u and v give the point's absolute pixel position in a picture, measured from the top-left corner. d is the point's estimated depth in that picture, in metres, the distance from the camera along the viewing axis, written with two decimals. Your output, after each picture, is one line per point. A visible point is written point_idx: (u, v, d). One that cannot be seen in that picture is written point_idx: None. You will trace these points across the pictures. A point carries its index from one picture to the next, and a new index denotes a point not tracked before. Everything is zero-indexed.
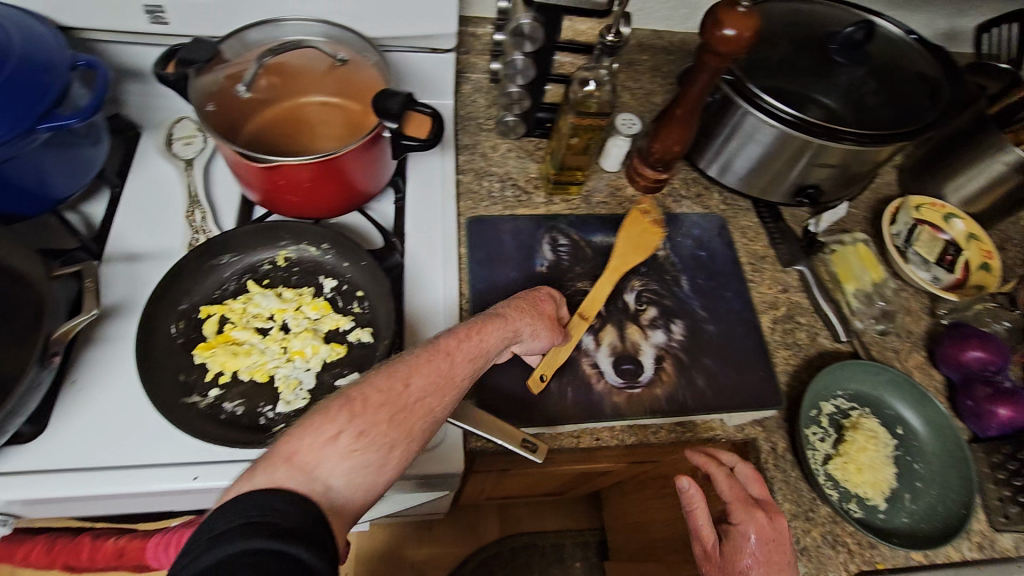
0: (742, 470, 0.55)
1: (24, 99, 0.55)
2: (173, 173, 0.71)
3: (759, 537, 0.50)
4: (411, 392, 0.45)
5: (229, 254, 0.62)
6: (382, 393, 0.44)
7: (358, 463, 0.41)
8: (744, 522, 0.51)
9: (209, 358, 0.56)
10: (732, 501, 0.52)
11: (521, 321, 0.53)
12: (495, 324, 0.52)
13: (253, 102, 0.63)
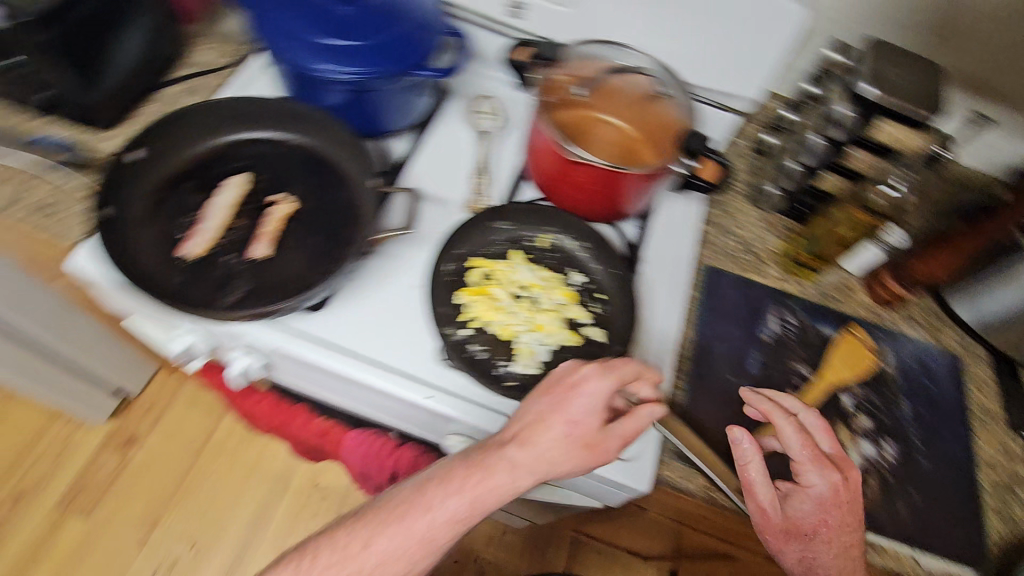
0: (809, 420, 0.58)
1: (413, 52, 0.66)
2: (467, 138, 0.79)
3: (829, 497, 0.54)
4: (439, 514, 0.51)
5: (506, 221, 0.68)
6: (452, 500, 0.52)
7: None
8: (813, 473, 0.55)
9: (471, 303, 0.62)
10: (803, 458, 0.55)
11: (525, 457, 0.51)
12: (497, 468, 0.52)
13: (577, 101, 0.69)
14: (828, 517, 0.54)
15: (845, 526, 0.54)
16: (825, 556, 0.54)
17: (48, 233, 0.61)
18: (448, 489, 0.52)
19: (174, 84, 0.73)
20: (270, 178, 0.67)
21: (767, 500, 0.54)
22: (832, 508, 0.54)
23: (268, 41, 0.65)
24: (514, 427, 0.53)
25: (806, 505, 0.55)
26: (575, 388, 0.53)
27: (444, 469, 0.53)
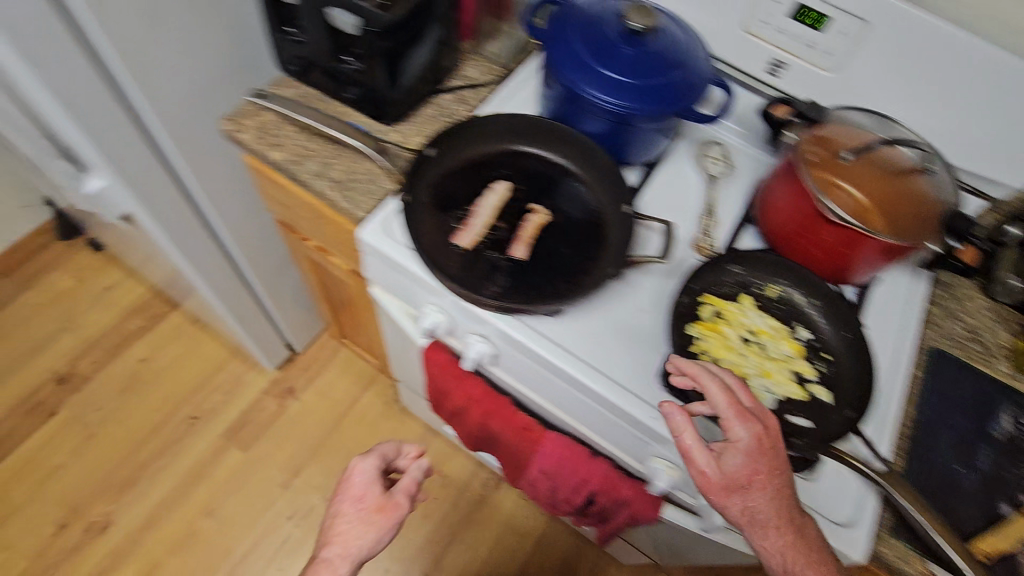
0: (728, 378, 0.58)
1: (684, 97, 0.70)
2: (695, 178, 0.82)
3: (765, 466, 0.55)
4: (332, 549, 0.67)
5: (738, 266, 0.70)
6: (365, 480, 0.73)
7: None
8: (738, 427, 0.55)
9: (705, 338, 0.65)
10: (727, 414, 0.55)
11: (354, 510, 0.70)
12: (337, 539, 0.68)
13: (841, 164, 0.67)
14: (745, 455, 0.54)
15: (772, 471, 0.55)
16: (762, 503, 0.55)
17: (345, 207, 0.71)
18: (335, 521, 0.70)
19: (448, 94, 0.83)
20: (527, 187, 0.73)
21: (704, 463, 0.55)
22: (760, 457, 0.55)
23: (553, 63, 0.72)
24: (346, 503, 0.71)
25: (738, 459, 0.54)
26: (361, 462, 0.74)
27: (326, 527, 0.70)
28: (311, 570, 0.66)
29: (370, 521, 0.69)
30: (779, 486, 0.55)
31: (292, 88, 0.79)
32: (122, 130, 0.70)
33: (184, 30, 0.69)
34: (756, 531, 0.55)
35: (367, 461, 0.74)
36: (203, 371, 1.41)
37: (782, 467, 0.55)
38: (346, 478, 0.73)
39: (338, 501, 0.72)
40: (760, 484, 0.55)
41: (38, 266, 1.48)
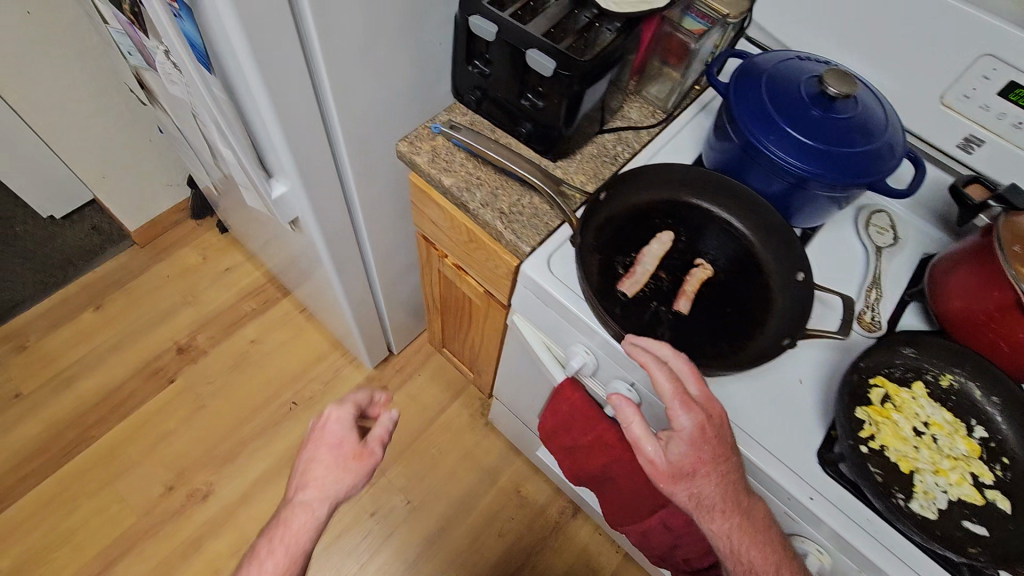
0: (676, 364, 0.61)
1: (872, 170, 0.67)
2: (857, 247, 0.79)
3: (699, 446, 0.58)
4: (309, 492, 0.63)
5: (911, 348, 0.67)
6: (331, 434, 0.67)
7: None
8: (682, 416, 0.58)
9: (876, 423, 0.62)
10: (669, 403, 0.58)
11: (328, 452, 0.66)
12: (315, 467, 0.65)
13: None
14: (694, 447, 0.58)
15: (714, 455, 0.59)
16: (708, 487, 0.60)
17: (509, 239, 0.73)
18: (299, 476, 0.66)
19: (610, 134, 0.84)
20: (689, 239, 0.72)
21: (653, 453, 0.61)
22: (704, 445, 0.58)
23: (736, 115, 0.71)
24: (321, 450, 0.66)
25: (682, 447, 0.59)
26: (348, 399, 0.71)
27: (295, 480, 0.66)
28: (287, 512, 0.63)
29: (327, 483, 0.63)
30: (725, 476, 0.60)
31: (463, 115, 0.82)
32: (316, 144, 0.75)
33: (384, 57, 0.73)
34: (704, 514, 0.61)
35: (349, 400, 0.71)
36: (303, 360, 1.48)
37: (710, 438, 0.58)
38: (317, 427, 0.69)
39: (306, 454, 0.67)
40: (693, 466, 0.59)
41: (171, 241, 1.60)
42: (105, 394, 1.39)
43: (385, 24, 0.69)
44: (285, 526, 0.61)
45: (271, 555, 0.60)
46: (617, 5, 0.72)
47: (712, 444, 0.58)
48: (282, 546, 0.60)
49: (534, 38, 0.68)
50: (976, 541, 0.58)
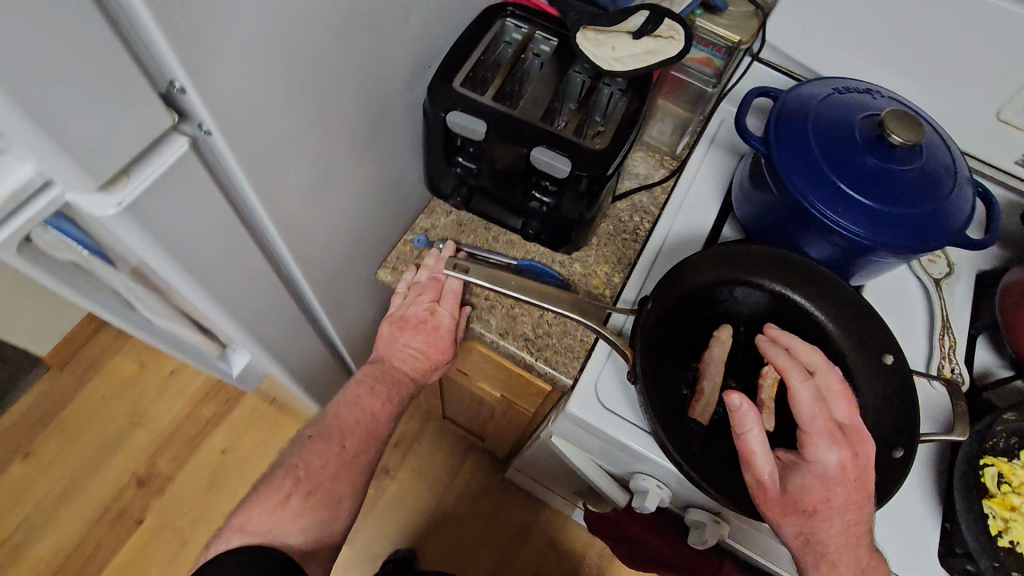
0: (826, 382, 0.53)
1: (955, 222, 0.57)
2: (912, 284, 0.70)
3: (834, 481, 0.50)
4: (403, 364, 0.62)
5: (1014, 412, 0.58)
6: (416, 339, 0.62)
7: (333, 498, 0.57)
8: (826, 448, 0.50)
9: (1003, 518, 0.55)
10: (811, 429, 0.51)
11: (422, 345, 0.62)
12: (413, 347, 0.62)
13: None
14: (826, 480, 0.50)
15: (848, 502, 0.50)
16: (824, 531, 0.51)
17: (544, 370, 0.61)
18: (398, 343, 0.63)
19: (622, 201, 0.71)
20: (748, 330, 0.62)
21: (768, 473, 0.50)
22: (839, 485, 0.50)
23: (782, 172, 0.59)
24: (415, 337, 0.62)
25: (808, 480, 0.50)
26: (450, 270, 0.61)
27: (386, 351, 0.63)
28: (388, 362, 0.63)
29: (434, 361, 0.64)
30: (853, 523, 0.50)
31: (447, 214, 0.67)
32: (279, 307, 0.58)
33: (346, 182, 0.57)
34: (808, 552, 0.52)
35: (434, 266, 0.62)
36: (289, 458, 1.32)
37: (848, 477, 0.50)
38: (413, 305, 0.61)
39: (407, 331, 0.62)
40: (813, 500, 0.50)
41: (98, 352, 1.37)
42: (66, 552, 1.20)
43: (343, 149, 0.53)
44: (388, 379, 0.62)
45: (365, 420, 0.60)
46: (618, 64, 0.57)
47: (854, 485, 0.50)
48: (388, 398, 0.62)
49: (533, 129, 0.54)
50: None
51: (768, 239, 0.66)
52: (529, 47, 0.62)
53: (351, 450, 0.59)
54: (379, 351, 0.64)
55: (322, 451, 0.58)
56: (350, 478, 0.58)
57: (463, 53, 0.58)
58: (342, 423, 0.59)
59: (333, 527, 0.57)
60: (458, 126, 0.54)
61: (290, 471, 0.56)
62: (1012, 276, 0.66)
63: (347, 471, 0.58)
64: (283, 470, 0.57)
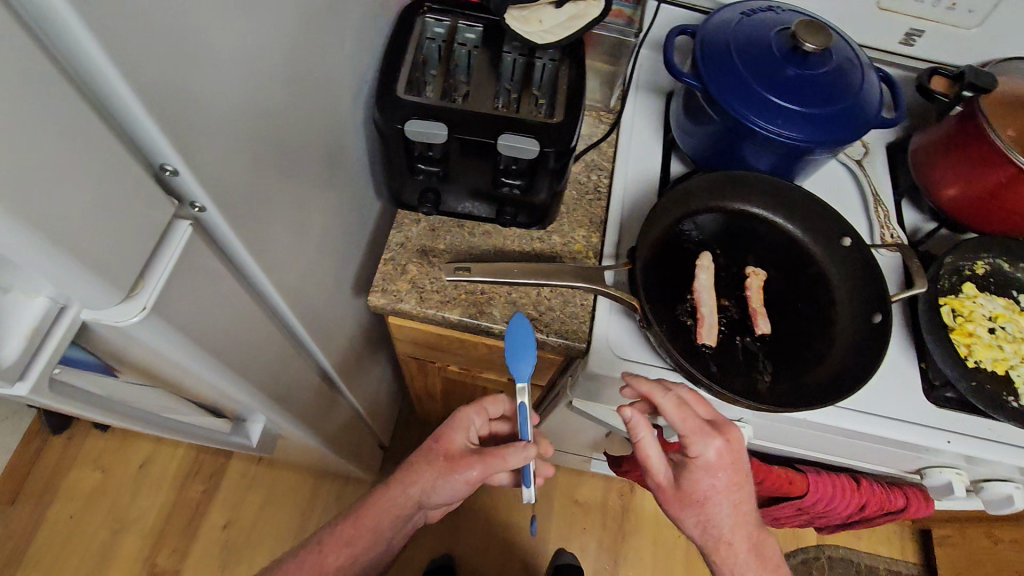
0: (686, 395, 0.57)
1: (871, 106, 0.64)
2: (840, 171, 0.79)
3: (714, 471, 0.56)
4: (411, 489, 0.63)
5: (951, 256, 0.68)
6: (413, 486, 0.63)
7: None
8: (701, 445, 0.55)
9: (966, 344, 0.64)
10: (687, 430, 0.54)
11: (427, 475, 0.62)
12: (426, 469, 0.62)
13: (999, 101, 0.67)
14: (709, 471, 0.56)
15: (730, 486, 0.57)
16: (720, 516, 0.58)
17: (558, 343, 0.62)
18: (434, 472, 0.62)
19: (577, 163, 0.73)
20: (726, 251, 0.67)
21: (663, 473, 0.59)
22: (720, 471, 0.56)
23: (719, 99, 0.63)
24: (435, 446, 0.63)
25: (695, 475, 0.57)
26: (509, 459, 0.58)
27: (425, 478, 0.62)
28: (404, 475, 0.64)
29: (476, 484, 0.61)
30: (737, 498, 0.58)
31: (418, 222, 0.66)
32: (287, 360, 0.56)
33: (320, 218, 0.54)
34: (710, 537, 0.60)
35: (494, 413, 0.67)
36: (296, 510, 1.28)
37: (726, 464, 0.56)
38: (452, 444, 0.62)
39: (437, 467, 0.62)
40: (703, 488, 0.57)
41: (48, 475, 1.25)
42: None
43: (312, 183, 0.51)
44: (392, 505, 0.64)
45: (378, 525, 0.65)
46: (550, 35, 0.59)
47: (730, 473, 0.56)
48: (386, 513, 0.65)
49: (491, 118, 0.55)
50: None
51: (717, 163, 0.71)
52: (454, 39, 0.62)
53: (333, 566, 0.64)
54: (412, 480, 0.63)
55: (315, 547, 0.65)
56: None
57: (396, 59, 0.57)
58: (350, 525, 0.66)
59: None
60: (419, 134, 0.54)
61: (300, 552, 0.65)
62: (917, 142, 0.76)
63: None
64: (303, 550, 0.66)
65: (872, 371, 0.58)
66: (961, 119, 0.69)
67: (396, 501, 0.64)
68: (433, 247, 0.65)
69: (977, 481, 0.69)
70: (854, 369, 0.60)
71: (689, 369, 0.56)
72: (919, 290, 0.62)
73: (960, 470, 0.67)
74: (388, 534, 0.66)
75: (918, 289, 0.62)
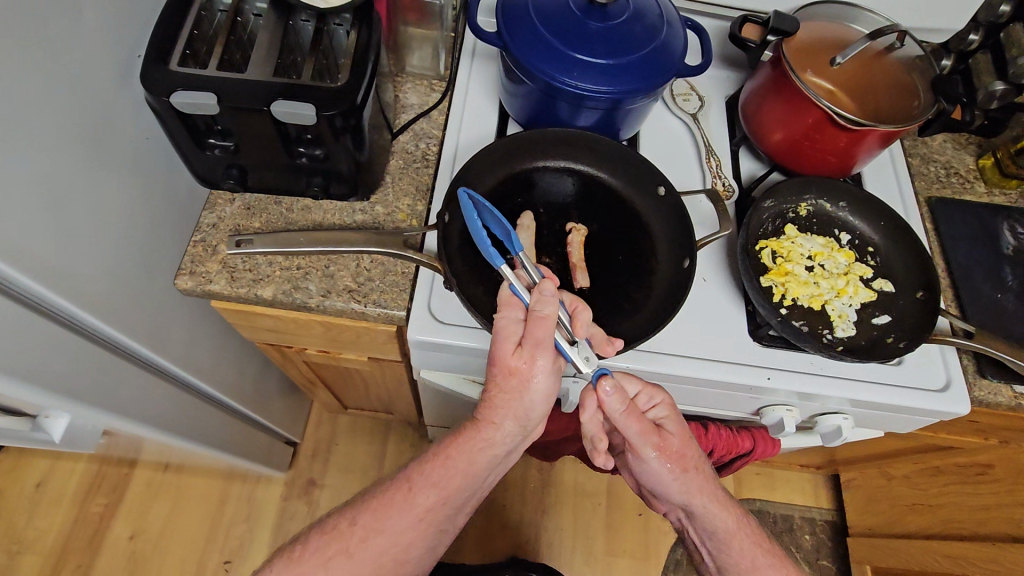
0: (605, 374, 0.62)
1: (673, 55, 0.64)
2: (677, 125, 0.80)
3: (677, 432, 0.61)
4: (505, 422, 0.55)
5: (771, 200, 0.70)
6: (507, 421, 0.55)
7: (422, 534, 0.57)
8: (655, 397, 0.61)
9: (782, 283, 0.67)
10: (641, 387, 0.61)
11: (501, 394, 0.54)
12: (502, 396, 0.54)
13: (800, 49, 0.72)
14: (677, 431, 0.61)
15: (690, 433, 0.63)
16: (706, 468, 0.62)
17: (376, 312, 0.62)
18: (510, 390, 0.53)
19: (404, 133, 0.72)
20: (548, 210, 0.68)
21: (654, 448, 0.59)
22: (681, 416, 0.62)
23: (521, 58, 0.63)
24: (496, 373, 0.53)
25: (671, 432, 0.61)
26: (546, 312, 0.50)
27: (501, 406, 0.54)
28: (484, 425, 0.56)
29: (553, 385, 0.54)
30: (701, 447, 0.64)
31: (232, 201, 0.65)
32: (78, 352, 0.53)
33: (95, 200, 0.52)
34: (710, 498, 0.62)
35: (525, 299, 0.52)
36: (204, 515, 1.26)
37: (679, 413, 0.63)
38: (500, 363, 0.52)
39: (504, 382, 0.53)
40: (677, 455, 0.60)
41: None
42: None
43: (66, 162, 0.49)
44: (473, 449, 0.57)
45: (473, 462, 0.57)
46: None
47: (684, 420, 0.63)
48: (475, 458, 0.57)
49: (267, 86, 0.54)
50: (889, 330, 0.66)
51: (542, 125, 0.71)
52: (243, 9, 0.61)
53: (453, 505, 0.58)
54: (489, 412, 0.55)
55: (411, 481, 0.58)
56: (429, 516, 0.57)
57: (167, 30, 0.55)
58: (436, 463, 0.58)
59: (419, 544, 0.58)
60: (188, 106, 0.52)
61: (395, 489, 0.58)
62: (745, 92, 0.77)
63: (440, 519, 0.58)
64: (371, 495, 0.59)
65: (674, 314, 0.59)
66: (771, 65, 0.72)
67: (495, 439, 0.56)
68: (247, 226, 0.64)
69: (812, 416, 0.72)
70: (662, 314, 0.61)
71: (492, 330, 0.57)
72: (723, 233, 0.64)
73: (790, 406, 0.69)
74: (487, 468, 0.58)
75: (723, 232, 0.64)
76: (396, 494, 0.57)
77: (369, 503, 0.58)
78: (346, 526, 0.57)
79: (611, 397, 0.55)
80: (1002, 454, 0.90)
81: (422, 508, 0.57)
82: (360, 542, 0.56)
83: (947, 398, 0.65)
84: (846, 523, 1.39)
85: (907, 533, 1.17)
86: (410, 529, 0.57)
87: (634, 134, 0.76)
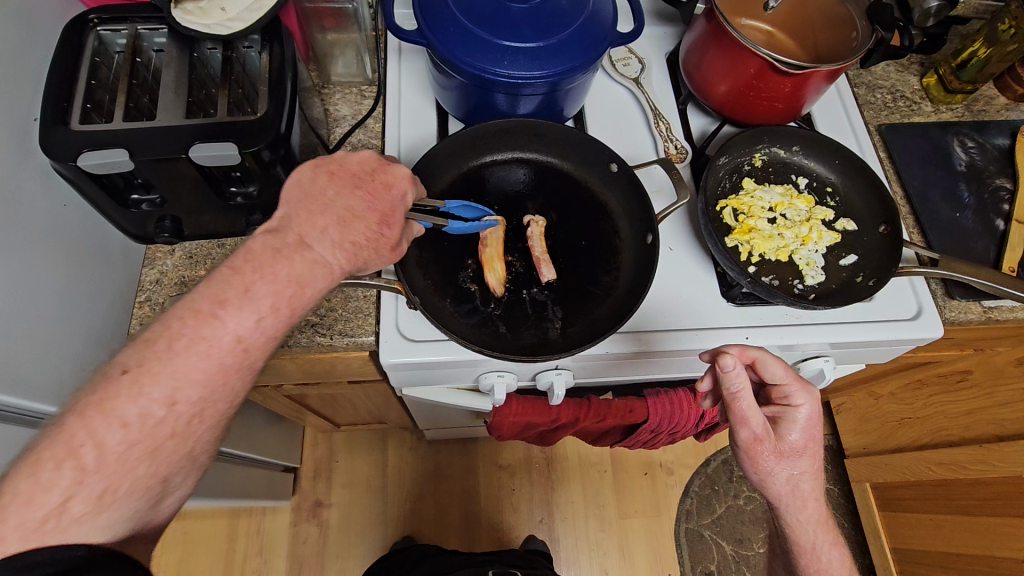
0: None
1: (602, 25, 0.62)
2: (621, 93, 0.78)
3: (801, 430, 0.54)
4: (297, 258, 0.46)
5: (725, 156, 0.69)
6: (304, 259, 0.47)
7: (160, 444, 0.41)
8: (803, 397, 0.54)
9: (747, 241, 0.67)
10: (789, 379, 0.54)
11: (324, 239, 0.48)
12: (307, 238, 0.47)
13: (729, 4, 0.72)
14: (800, 429, 0.54)
15: (818, 442, 0.55)
16: (807, 472, 0.54)
17: (346, 342, 0.61)
18: (321, 200, 0.49)
19: (340, 149, 0.69)
20: (503, 205, 0.66)
21: (761, 429, 0.51)
22: (816, 426, 0.54)
23: (447, 54, 0.60)
24: (311, 219, 0.48)
25: (789, 426, 0.54)
26: (395, 184, 0.53)
27: (300, 211, 0.49)
28: (249, 264, 0.45)
29: (359, 248, 0.49)
30: (817, 462, 0.55)
31: (172, 252, 0.62)
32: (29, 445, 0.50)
33: (22, 284, 0.49)
34: (790, 496, 0.55)
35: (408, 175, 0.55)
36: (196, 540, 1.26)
37: (818, 428, 0.55)
38: (358, 158, 0.53)
39: (339, 183, 0.51)
40: (774, 451, 0.52)
41: None
42: None
43: None
44: (242, 279, 0.44)
45: (283, 273, 0.45)
46: (236, 22, 0.54)
47: (819, 435, 0.55)
48: (261, 305, 0.44)
49: (182, 130, 0.50)
50: (858, 269, 0.66)
51: (481, 117, 0.68)
52: (141, 46, 0.57)
53: (195, 400, 0.42)
54: (287, 208, 0.49)
55: (195, 311, 0.43)
56: (179, 416, 0.42)
57: (62, 86, 0.51)
58: (226, 278, 0.44)
59: (165, 457, 0.42)
60: (99, 167, 0.48)
61: (177, 322, 0.42)
62: (683, 49, 0.75)
63: (193, 419, 0.42)
64: (144, 337, 0.42)
65: (643, 295, 0.58)
66: (703, 18, 0.70)
67: (261, 276, 0.45)
68: (191, 276, 0.61)
69: (794, 364, 0.72)
70: (631, 296, 0.60)
71: (465, 344, 0.55)
72: (681, 202, 0.63)
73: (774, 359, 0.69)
74: (258, 330, 0.44)
75: (681, 202, 0.63)
76: (185, 332, 0.42)
77: (105, 408, 0.39)
78: (115, 379, 0.40)
79: (732, 374, 0.49)
80: (978, 359, 0.93)
81: (210, 349, 0.42)
82: (132, 415, 0.40)
83: (919, 326, 0.66)
84: (841, 444, 1.44)
85: (899, 448, 1.22)
86: (200, 382, 0.42)
87: (579, 112, 0.73)
